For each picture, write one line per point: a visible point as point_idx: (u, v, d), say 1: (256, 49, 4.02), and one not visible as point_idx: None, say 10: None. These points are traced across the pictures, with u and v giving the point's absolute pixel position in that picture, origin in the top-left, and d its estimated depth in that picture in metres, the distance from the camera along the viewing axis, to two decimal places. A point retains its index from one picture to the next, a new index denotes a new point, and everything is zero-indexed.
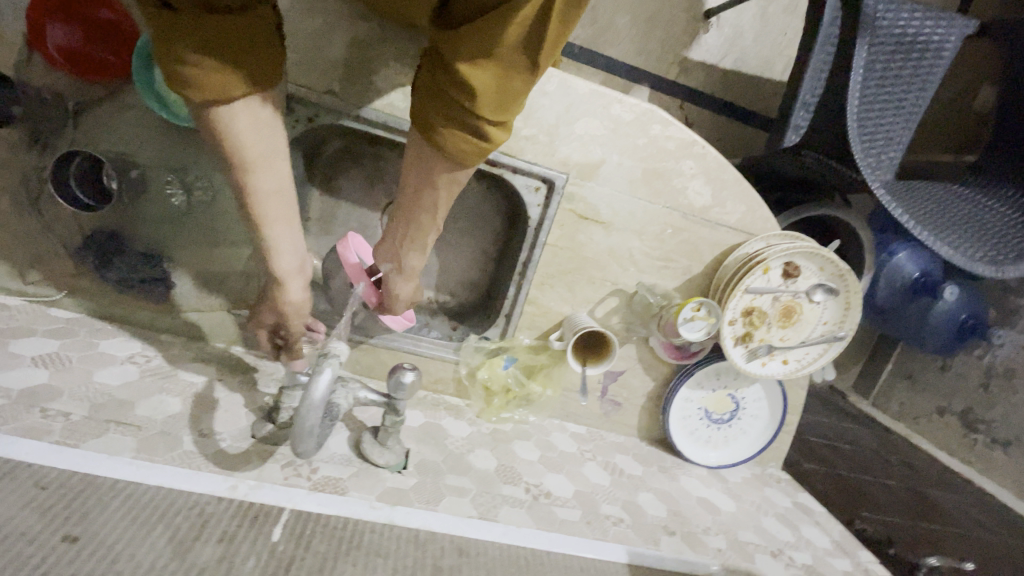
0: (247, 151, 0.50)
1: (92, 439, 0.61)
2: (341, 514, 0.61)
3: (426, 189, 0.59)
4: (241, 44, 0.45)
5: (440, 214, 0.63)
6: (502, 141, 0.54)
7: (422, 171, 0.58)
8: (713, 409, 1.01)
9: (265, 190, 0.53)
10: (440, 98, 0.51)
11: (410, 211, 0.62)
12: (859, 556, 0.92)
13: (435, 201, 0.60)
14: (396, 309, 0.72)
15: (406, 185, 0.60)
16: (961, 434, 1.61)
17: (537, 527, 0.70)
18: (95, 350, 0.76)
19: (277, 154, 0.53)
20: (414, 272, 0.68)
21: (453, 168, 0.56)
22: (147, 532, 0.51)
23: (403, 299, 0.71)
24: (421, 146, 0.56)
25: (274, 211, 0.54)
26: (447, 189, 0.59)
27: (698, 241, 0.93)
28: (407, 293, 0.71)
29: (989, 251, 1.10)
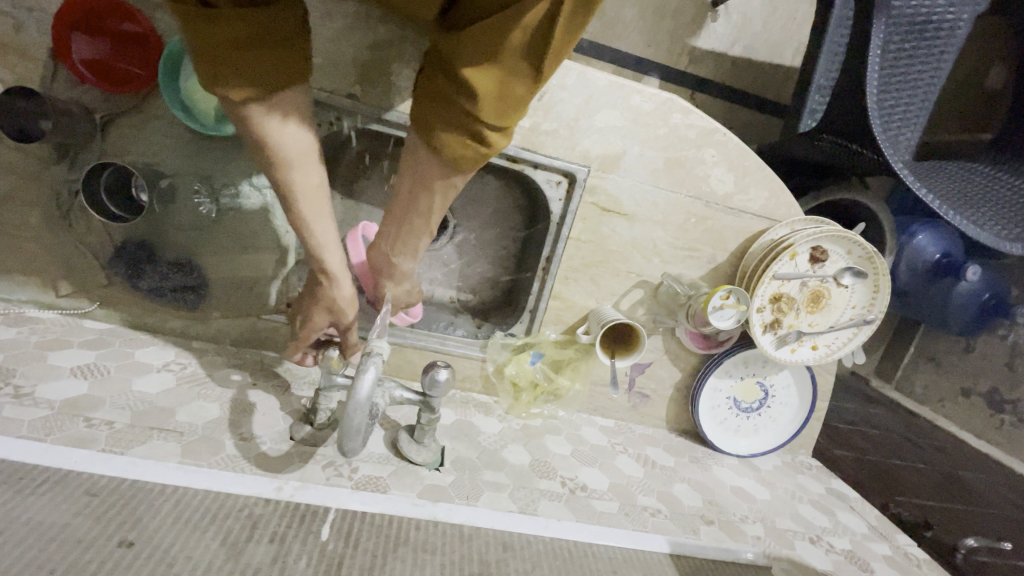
0: (288, 150, 0.52)
1: (137, 446, 0.61)
2: (385, 512, 0.61)
3: (423, 193, 0.61)
4: (274, 41, 0.46)
5: (434, 220, 0.64)
6: (500, 148, 0.56)
7: (420, 175, 0.59)
8: (742, 398, 1.00)
9: (308, 186, 0.55)
10: (442, 102, 0.53)
11: (405, 215, 0.63)
12: (897, 540, 0.91)
13: (430, 205, 0.61)
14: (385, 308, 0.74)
15: (404, 188, 0.62)
16: (989, 415, 1.59)
17: (577, 519, 0.70)
18: (131, 359, 0.77)
19: (312, 152, 0.55)
20: (405, 276, 0.70)
21: (448, 173, 0.58)
22: (200, 535, 0.52)
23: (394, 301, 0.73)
24: (419, 149, 0.58)
25: (314, 209, 0.57)
26: (442, 194, 0.60)
27: (721, 229, 0.93)
28: (400, 294, 0.73)
29: (1014, 228, 1.09)
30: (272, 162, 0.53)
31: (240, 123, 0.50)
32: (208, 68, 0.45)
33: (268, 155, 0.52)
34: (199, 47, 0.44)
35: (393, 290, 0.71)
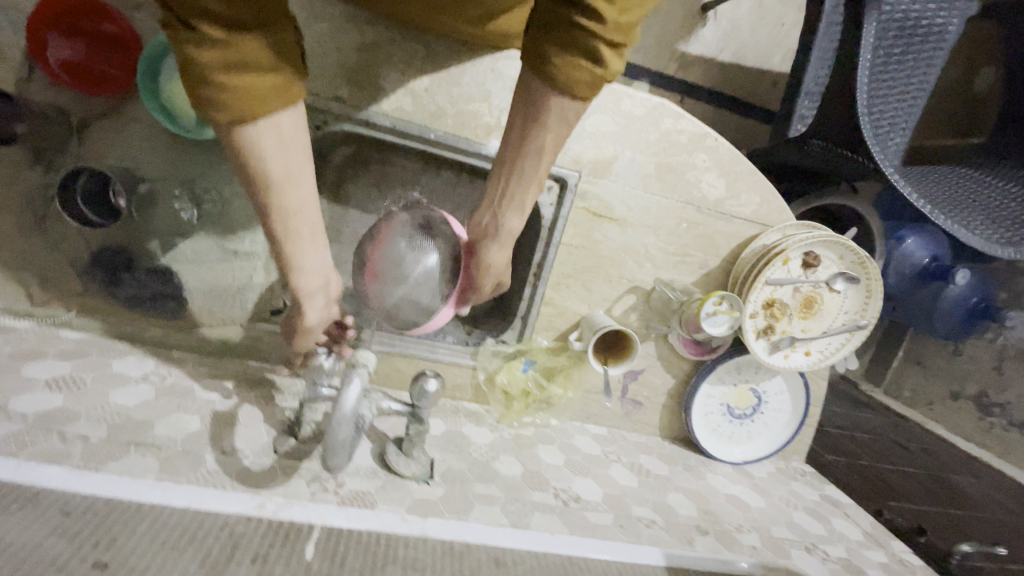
0: (273, 170, 0.47)
1: (113, 462, 0.59)
2: (372, 528, 0.59)
3: (536, 132, 0.57)
4: (263, 62, 0.43)
5: (545, 163, 0.60)
6: (614, 72, 0.53)
7: (531, 108, 0.56)
8: (735, 404, 0.99)
9: (288, 209, 0.50)
10: (554, 25, 0.51)
11: (515, 164, 0.60)
12: (892, 547, 0.90)
13: (544, 143, 0.58)
14: (483, 285, 0.69)
15: (512, 135, 0.59)
16: (977, 418, 1.60)
17: (571, 532, 0.68)
18: (108, 370, 0.74)
19: (301, 171, 0.50)
20: (510, 237, 0.66)
21: (565, 102, 0.55)
22: (179, 555, 0.50)
23: (495, 270, 0.68)
24: (530, 83, 0.55)
25: (295, 231, 0.52)
26: (556, 131, 0.57)
27: (714, 233, 0.92)
28: (500, 266, 0.68)
29: (1003, 233, 1.10)
30: (254, 181, 0.48)
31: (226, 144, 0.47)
32: (195, 89, 0.43)
33: (251, 174, 0.48)
34: (186, 68, 0.42)
35: (496, 255, 0.67)
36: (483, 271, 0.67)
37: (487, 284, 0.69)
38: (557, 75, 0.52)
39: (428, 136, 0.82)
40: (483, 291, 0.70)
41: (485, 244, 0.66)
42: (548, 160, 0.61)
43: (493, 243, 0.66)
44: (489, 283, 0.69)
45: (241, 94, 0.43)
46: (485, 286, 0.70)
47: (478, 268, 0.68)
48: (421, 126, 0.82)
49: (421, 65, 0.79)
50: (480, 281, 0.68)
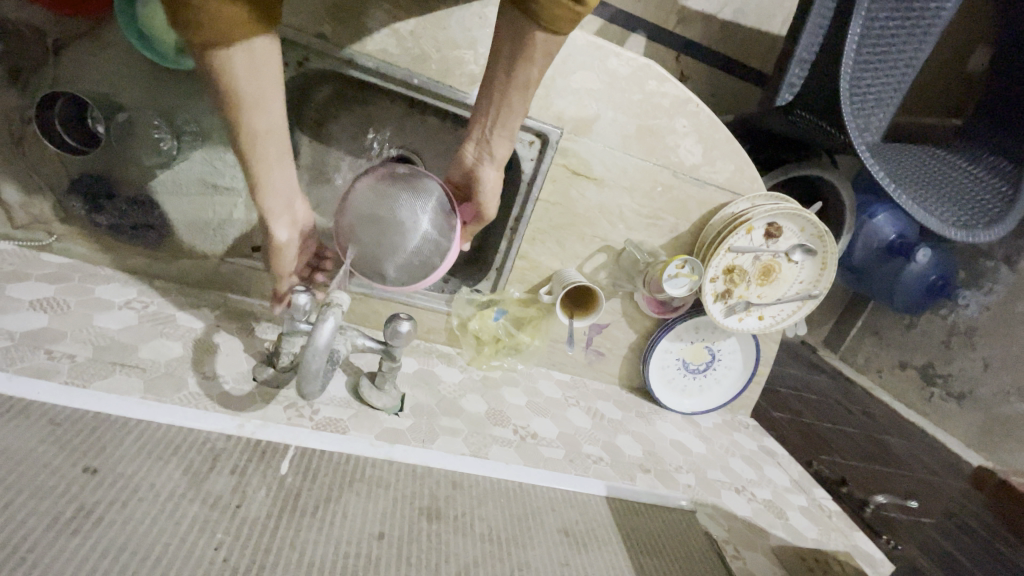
0: (241, 96, 0.50)
1: (99, 380, 0.63)
2: (343, 451, 0.65)
3: (521, 64, 0.63)
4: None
5: (530, 95, 0.67)
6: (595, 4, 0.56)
7: (516, 44, 0.62)
8: (690, 359, 1.07)
9: (257, 132, 0.54)
10: None
11: (502, 95, 0.67)
12: (814, 493, 1.00)
13: (530, 75, 0.64)
14: (487, 208, 0.74)
15: (499, 69, 0.65)
16: (920, 386, 1.73)
17: (524, 463, 0.76)
18: (92, 295, 0.77)
19: (270, 96, 0.53)
20: (502, 162, 0.72)
21: (548, 39, 0.60)
22: (163, 464, 0.55)
23: (494, 194, 0.73)
24: (513, 20, 0.60)
25: (265, 151, 0.56)
26: (540, 64, 0.64)
27: (686, 198, 0.95)
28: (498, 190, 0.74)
29: (963, 217, 1.13)
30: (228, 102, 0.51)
31: (201, 63, 0.49)
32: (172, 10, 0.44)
33: (223, 95, 0.51)
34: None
35: (490, 182, 0.72)
36: (485, 194, 0.72)
37: (490, 207, 0.74)
38: (539, 11, 0.56)
39: (412, 81, 0.82)
40: (488, 215, 0.75)
41: (483, 170, 0.71)
42: (532, 92, 0.67)
43: (489, 167, 0.71)
44: (492, 206, 0.74)
45: (220, 26, 0.45)
46: (487, 211, 0.74)
47: (479, 192, 0.72)
48: (405, 71, 0.81)
49: (408, 6, 0.78)
50: (483, 205, 0.73)
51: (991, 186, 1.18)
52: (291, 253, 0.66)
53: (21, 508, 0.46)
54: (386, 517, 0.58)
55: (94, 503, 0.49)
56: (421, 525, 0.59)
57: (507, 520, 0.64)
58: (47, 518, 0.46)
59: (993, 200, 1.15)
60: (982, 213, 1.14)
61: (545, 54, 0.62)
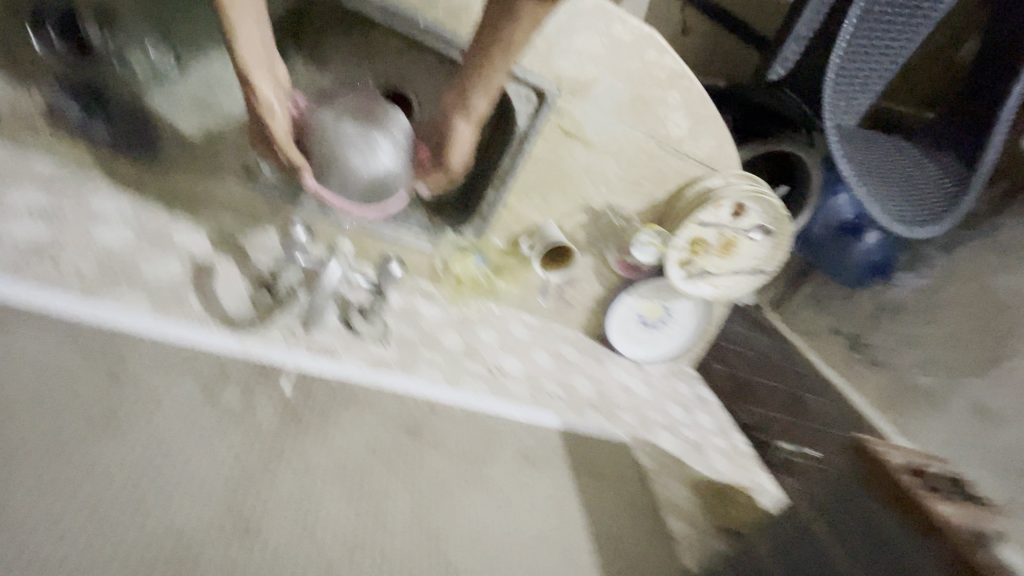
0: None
1: (109, 294, 0.68)
2: (335, 375, 0.74)
3: (507, 26, 0.66)
4: None
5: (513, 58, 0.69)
6: None
7: (508, 5, 0.65)
8: (647, 315, 1.18)
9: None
10: None
11: (488, 53, 0.68)
12: (733, 437, 1.17)
13: (516, 39, 0.67)
14: (452, 162, 0.76)
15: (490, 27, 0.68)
16: (845, 351, 1.93)
17: (493, 394, 0.87)
18: (83, 203, 0.77)
19: None
20: (476, 122, 0.74)
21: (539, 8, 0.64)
22: (178, 377, 0.63)
23: (463, 148, 0.76)
24: None
25: (245, 20, 0.65)
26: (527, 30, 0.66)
27: (667, 169, 1.01)
28: (467, 145, 0.76)
29: (906, 213, 1.24)
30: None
31: None
32: None
33: None
34: None
35: (458, 138, 0.74)
36: (454, 147, 0.74)
37: (457, 161, 0.76)
38: None
39: (417, 24, 0.81)
40: (454, 169, 0.77)
41: (457, 123, 0.73)
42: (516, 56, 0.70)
43: (462, 121, 0.73)
44: (459, 161, 0.77)
45: None
46: (455, 164, 0.77)
47: (450, 143, 0.74)
48: (411, 12, 0.81)
49: None
50: (451, 156, 0.76)
51: (940, 185, 1.29)
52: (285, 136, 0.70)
53: (61, 412, 0.54)
54: (374, 434, 0.68)
55: (122, 408, 0.56)
56: (403, 442, 0.70)
57: (475, 442, 0.76)
58: (85, 421, 0.54)
59: (938, 200, 1.26)
60: (923, 211, 1.25)
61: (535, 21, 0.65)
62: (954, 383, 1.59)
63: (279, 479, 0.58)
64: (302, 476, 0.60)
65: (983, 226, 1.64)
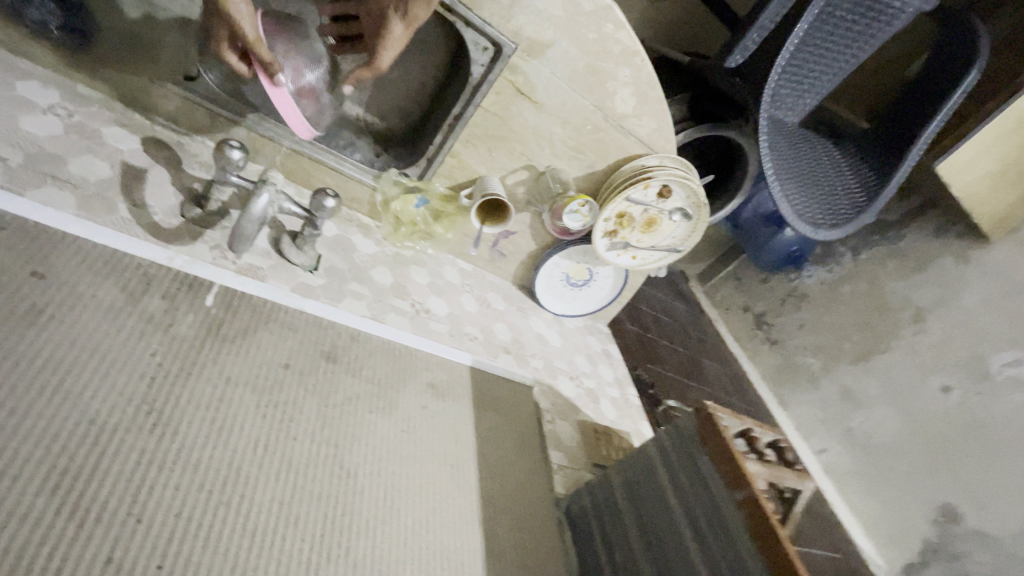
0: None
1: (32, 189, 0.68)
2: (261, 295, 0.78)
3: None
4: None
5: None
6: None
7: None
8: (573, 275, 1.28)
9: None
10: None
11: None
12: (629, 390, 1.31)
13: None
14: (382, 59, 0.78)
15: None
16: (750, 327, 2.15)
17: (414, 331, 0.95)
18: (11, 89, 0.75)
19: None
20: (413, 25, 0.76)
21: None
22: (103, 280, 0.65)
23: (394, 47, 0.77)
24: None
25: None
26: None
27: (610, 142, 1.06)
28: (399, 45, 0.78)
29: (816, 215, 1.37)
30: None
31: None
32: None
33: None
34: None
35: (392, 37, 0.76)
36: (384, 42, 0.76)
37: (385, 59, 0.77)
38: None
39: None
40: (379, 67, 0.78)
41: (392, 18, 0.75)
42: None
43: (398, 17, 0.75)
44: (387, 59, 0.78)
45: None
46: (383, 62, 0.78)
47: (381, 37, 0.76)
48: None
49: None
50: (380, 52, 0.77)
51: (852, 194, 1.42)
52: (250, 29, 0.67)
53: None
54: (293, 354, 0.75)
55: (45, 304, 0.59)
56: (320, 364, 0.76)
57: (389, 370, 0.84)
58: (5, 309, 0.56)
59: (845, 207, 1.40)
60: (832, 215, 1.39)
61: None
62: (834, 367, 1.82)
63: (196, 384, 0.64)
64: (219, 384, 0.66)
65: (888, 234, 1.82)
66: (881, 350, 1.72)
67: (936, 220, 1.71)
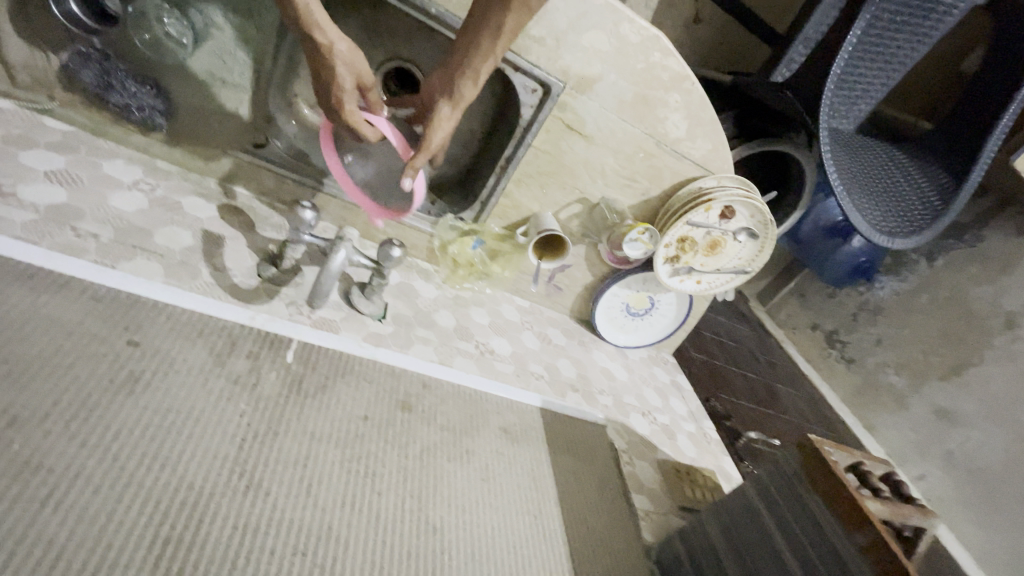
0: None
1: (125, 261, 0.72)
2: (336, 347, 0.79)
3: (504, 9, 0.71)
4: None
5: (500, 44, 0.72)
6: None
7: None
8: (633, 304, 1.24)
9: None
10: None
11: (478, 39, 0.73)
12: (703, 423, 1.24)
13: (504, 21, 0.71)
14: (432, 140, 0.74)
15: (484, 12, 0.73)
16: (822, 346, 2.01)
17: (481, 374, 0.93)
18: (101, 172, 0.81)
19: None
20: (462, 104, 0.75)
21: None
22: (192, 344, 0.68)
23: (442, 130, 0.75)
24: None
25: None
26: (517, 14, 0.70)
27: (663, 168, 1.04)
28: (448, 128, 0.76)
29: (890, 223, 1.28)
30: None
31: None
32: None
33: None
34: None
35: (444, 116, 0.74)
36: (433, 123, 0.74)
37: (435, 139, 0.74)
38: None
39: (430, 11, 0.82)
40: (429, 149, 0.74)
41: (440, 103, 0.75)
42: (504, 42, 0.73)
43: (447, 103, 0.75)
44: (437, 140, 0.74)
45: None
46: (433, 143, 0.74)
47: (429, 121, 0.74)
48: None
49: None
50: (429, 134, 0.74)
51: (925, 198, 1.32)
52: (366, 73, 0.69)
53: (83, 370, 0.58)
54: (370, 405, 0.75)
55: (141, 371, 0.62)
56: (396, 414, 0.76)
57: (462, 416, 0.82)
58: (106, 379, 0.59)
59: (920, 212, 1.30)
60: (907, 222, 1.29)
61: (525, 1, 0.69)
62: (923, 385, 1.68)
63: (281, 442, 0.64)
64: (303, 440, 0.66)
65: (966, 236, 1.67)
66: (975, 362, 1.57)
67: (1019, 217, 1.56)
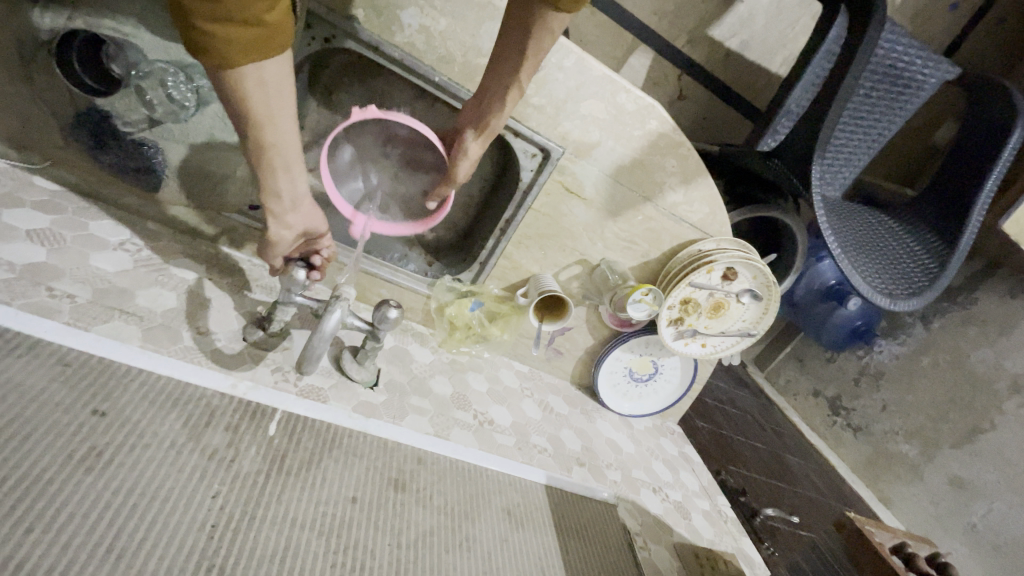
0: (257, 110, 0.52)
1: (100, 324, 0.67)
2: (324, 418, 0.73)
3: (521, 35, 0.68)
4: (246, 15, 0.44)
5: (524, 69, 0.69)
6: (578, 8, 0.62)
7: (520, 23, 0.67)
8: (636, 369, 1.19)
9: (267, 142, 0.55)
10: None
11: (503, 66, 0.72)
12: (717, 499, 1.15)
13: (527, 45, 0.67)
14: (457, 172, 0.77)
15: (510, 36, 0.70)
16: (826, 413, 1.94)
17: (480, 448, 0.86)
18: (87, 231, 0.78)
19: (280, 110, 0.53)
20: (489, 134, 0.75)
21: (549, 12, 0.63)
22: (165, 415, 0.62)
23: (469, 159, 0.76)
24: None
25: (273, 159, 0.57)
26: (539, 38, 0.66)
27: (662, 231, 1.03)
28: (475, 158, 0.77)
29: (890, 287, 1.25)
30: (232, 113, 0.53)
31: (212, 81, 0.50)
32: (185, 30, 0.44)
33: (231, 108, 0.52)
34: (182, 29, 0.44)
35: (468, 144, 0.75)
36: (459, 156, 0.76)
37: (460, 171, 0.76)
38: None
39: (434, 79, 0.83)
40: (456, 180, 0.78)
41: (467, 132, 0.76)
42: (528, 67, 0.70)
43: (473, 133, 0.75)
44: (463, 172, 0.77)
45: (235, 41, 0.45)
46: (459, 175, 0.77)
47: (455, 154, 0.76)
48: (428, 67, 0.82)
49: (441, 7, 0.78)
50: (455, 166, 0.76)
51: (923, 263, 1.33)
52: (290, 246, 0.69)
53: (40, 444, 0.52)
54: (359, 484, 0.67)
55: (104, 444, 0.55)
56: (388, 494, 0.68)
57: (460, 496, 0.75)
58: (64, 453, 0.52)
59: (918, 277, 1.30)
60: (904, 285, 1.28)
61: (544, 27, 0.64)
62: (936, 454, 1.61)
63: (260, 527, 0.57)
64: (283, 527, 0.58)
65: (958, 300, 1.66)
66: (985, 430, 1.52)
67: (1010, 280, 1.55)
